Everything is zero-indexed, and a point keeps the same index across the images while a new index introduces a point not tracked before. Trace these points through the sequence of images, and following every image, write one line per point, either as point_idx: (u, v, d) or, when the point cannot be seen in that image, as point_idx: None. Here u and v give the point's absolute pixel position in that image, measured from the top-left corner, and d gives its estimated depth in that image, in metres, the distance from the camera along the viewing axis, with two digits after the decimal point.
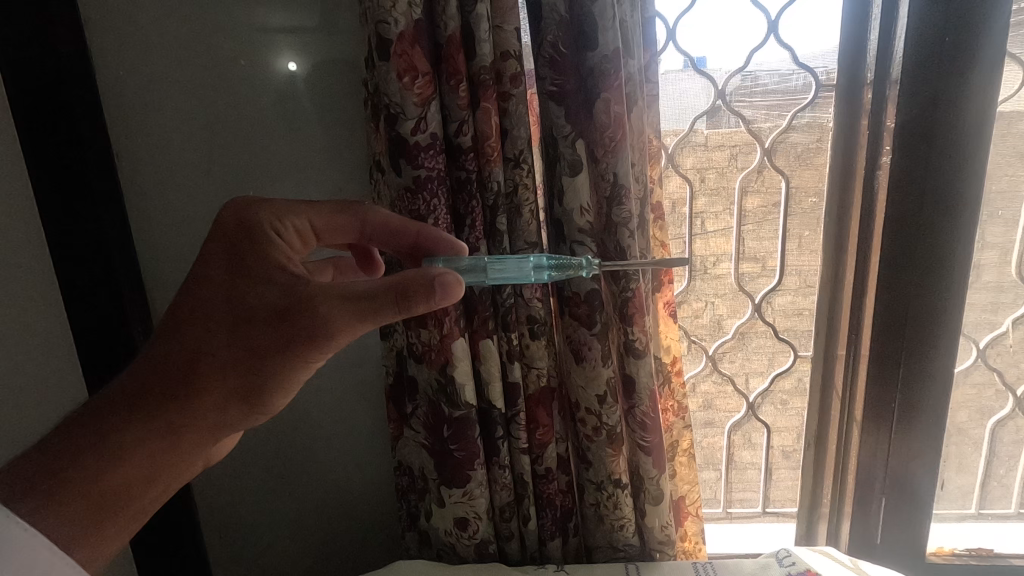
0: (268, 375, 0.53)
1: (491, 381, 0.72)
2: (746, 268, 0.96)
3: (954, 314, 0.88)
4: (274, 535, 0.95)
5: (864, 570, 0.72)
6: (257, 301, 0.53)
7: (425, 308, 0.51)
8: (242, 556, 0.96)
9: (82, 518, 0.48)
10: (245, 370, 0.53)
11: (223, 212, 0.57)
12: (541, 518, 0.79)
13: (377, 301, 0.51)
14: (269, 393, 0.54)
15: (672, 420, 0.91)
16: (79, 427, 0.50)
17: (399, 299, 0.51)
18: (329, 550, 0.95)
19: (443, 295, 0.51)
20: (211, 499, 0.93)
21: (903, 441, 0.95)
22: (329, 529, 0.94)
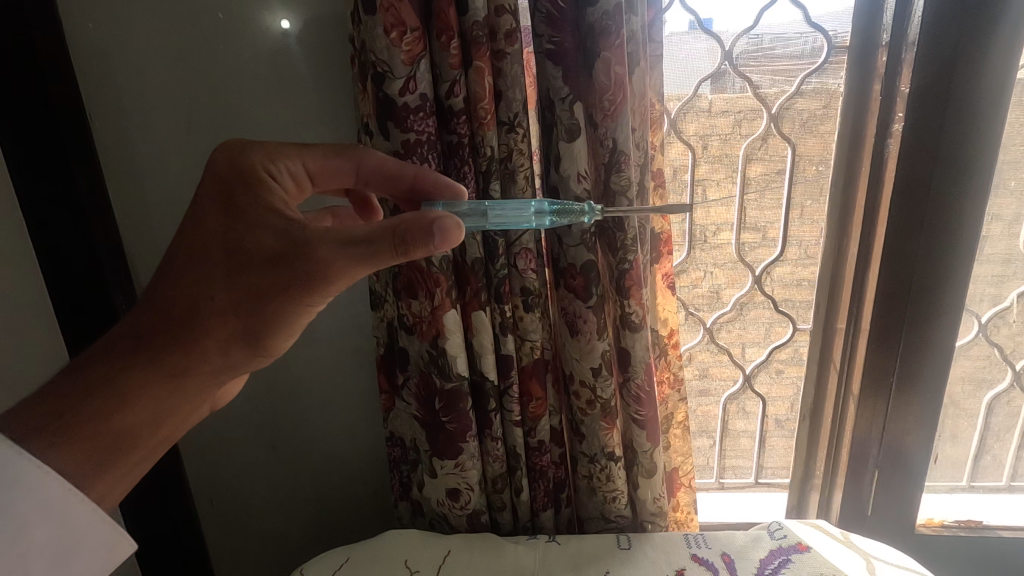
0: (271, 317, 0.49)
1: (484, 353, 0.70)
2: (747, 238, 0.93)
3: (960, 289, 0.86)
4: (267, 502, 0.95)
5: (854, 543, 0.72)
6: (253, 244, 0.49)
7: (424, 253, 0.48)
8: (236, 523, 0.96)
9: (89, 462, 0.45)
10: (246, 312, 0.49)
11: (213, 155, 0.52)
12: (534, 490, 0.79)
13: (376, 243, 0.47)
14: (273, 335, 0.51)
15: (667, 392, 0.90)
16: (79, 372, 0.47)
17: (399, 242, 0.47)
18: (323, 516, 0.96)
19: (447, 236, 0.48)
20: (204, 467, 0.93)
21: (900, 416, 0.94)
22: (322, 497, 0.94)
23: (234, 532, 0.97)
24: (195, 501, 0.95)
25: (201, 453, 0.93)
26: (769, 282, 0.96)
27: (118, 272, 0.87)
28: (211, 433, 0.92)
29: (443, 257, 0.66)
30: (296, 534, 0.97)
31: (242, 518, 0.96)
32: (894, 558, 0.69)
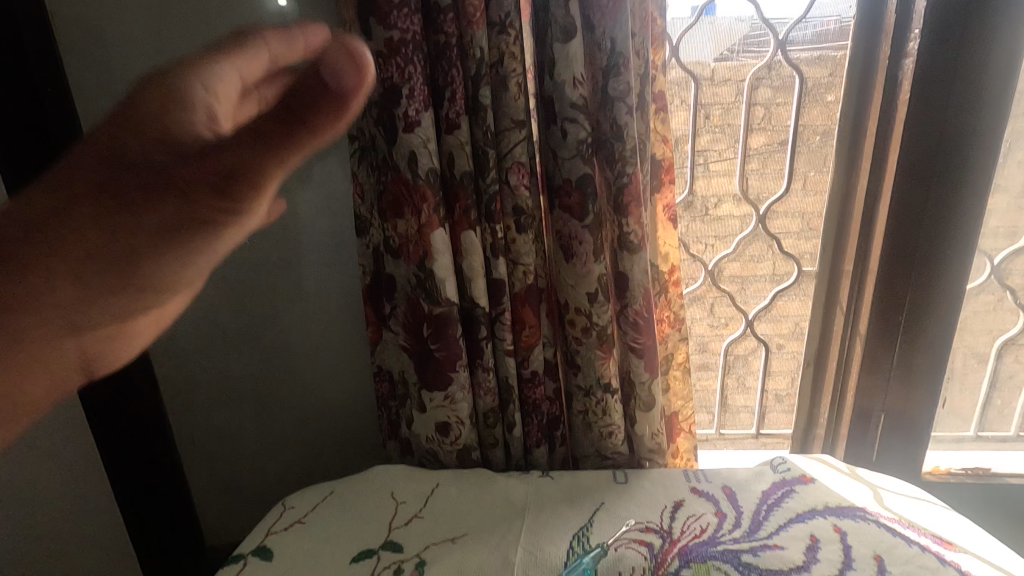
0: (151, 262, 0.27)
1: (474, 277, 0.67)
2: (751, 175, 0.90)
3: (975, 221, 0.80)
4: (249, 444, 0.93)
5: (861, 476, 0.69)
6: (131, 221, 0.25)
7: (332, 110, 0.23)
8: (221, 464, 0.94)
9: None
10: (121, 277, 0.27)
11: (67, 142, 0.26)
12: (527, 425, 0.76)
13: (272, 129, 0.23)
14: (163, 283, 0.28)
15: (667, 331, 0.86)
16: None
17: (298, 113, 0.23)
18: (311, 460, 0.93)
19: (342, 94, 0.22)
20: (185, 406, 0.90)
21: (912, 361, 0.87)
22: (307, 438, 0.92)
23: (220, 478, 0.95)
24: (179, 445, 0.93)
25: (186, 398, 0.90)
26: (773, 224, 0.92)
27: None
28: (192, 371, 0.88)
29: (429, 169, 0.62)
30: (285, 482, 0.94)
31: (230, 464, 0.94)
32: (903, 489, 0.66)
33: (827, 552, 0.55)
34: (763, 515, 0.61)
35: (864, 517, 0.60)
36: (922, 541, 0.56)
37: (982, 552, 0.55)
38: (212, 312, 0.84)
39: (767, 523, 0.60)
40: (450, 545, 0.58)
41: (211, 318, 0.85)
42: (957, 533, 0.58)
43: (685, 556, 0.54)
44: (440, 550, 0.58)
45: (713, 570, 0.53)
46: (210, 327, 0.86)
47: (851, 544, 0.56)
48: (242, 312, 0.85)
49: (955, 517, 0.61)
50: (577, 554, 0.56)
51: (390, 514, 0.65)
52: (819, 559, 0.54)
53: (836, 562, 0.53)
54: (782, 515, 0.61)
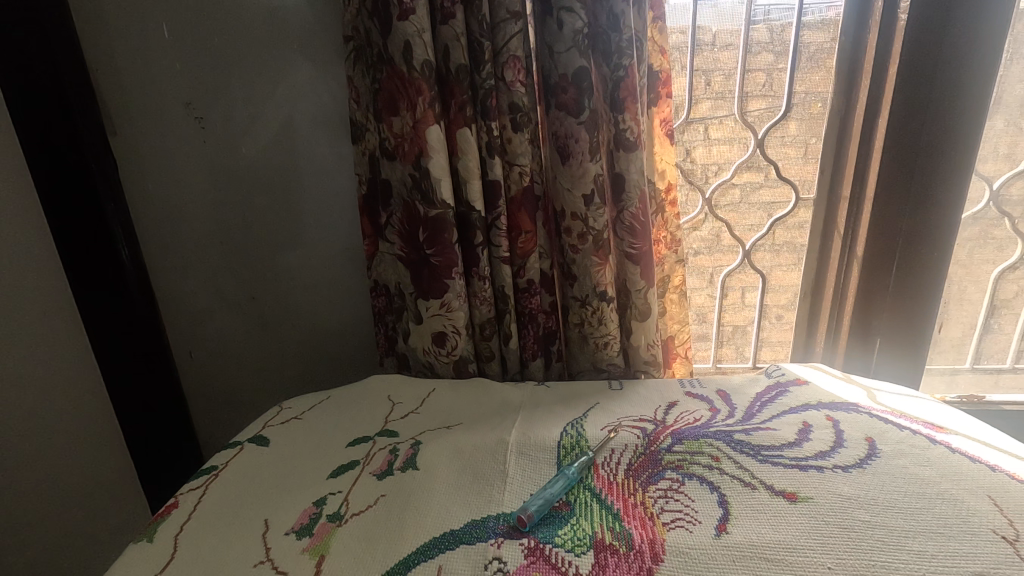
0: None
1: (470, 178, 0.66)
2: (750, 99, 0.89)
3: (976, 129, 0.76)
4: (256, 353, 0.98)
5: (855, 380, 0.69)
6: None
7: None
8: (228, 375, 0.99)
9: None
10: None
11: None
12: (523, 337, 0.76)
13: None
14: None
15: (664, 253, 0.79)
16: None
17: None
18: (317, 370, 0.98)
19: None
20: (192, 317, 0.95)
21: (909, 277, 0.84)
22: (312, 348, 0.97)
23: (218, 392, 1.00)
24: (176, 354, 0.97)
25: (183, 309, 0.95)
26: (772, 150, 0.91)
27: (80, 89, 0.80)
28: (190, 281, 0.93)
29: (424, 61, 0.62)
30: (280, 390, 1.00)
31: (225, 375, 0.99)
32: (897, 390, 0.66)
33: (818, 433, 0.55)
34: (756, 408, 0.61)
35: (857, 410, 0.60)
36: (915, 426, 0.56)
37: (975, 433, 0.55)
38: (209, 222, 0.90)
39: (760, 413, 0.60)
40: (445, 431, 0.60)
41: (209, 227, 0.90)
42: (950, 420, 0.58)
43: (677, 436, 0.56)
44: (435, 435, 0.59)
45: (705, 446, 0.54)
46: (210, 242, 0.91)
47: (844, 428, 0.56)
48: (241, 225, 0.90)
49: (946, 409, 0.61)
50: (570, 436, 0.57)
51: (386, 410, 0.66)
52: (810, 437, 0.55)
53: (827, 440, 0.54)
54: (775, 407, 0.61)
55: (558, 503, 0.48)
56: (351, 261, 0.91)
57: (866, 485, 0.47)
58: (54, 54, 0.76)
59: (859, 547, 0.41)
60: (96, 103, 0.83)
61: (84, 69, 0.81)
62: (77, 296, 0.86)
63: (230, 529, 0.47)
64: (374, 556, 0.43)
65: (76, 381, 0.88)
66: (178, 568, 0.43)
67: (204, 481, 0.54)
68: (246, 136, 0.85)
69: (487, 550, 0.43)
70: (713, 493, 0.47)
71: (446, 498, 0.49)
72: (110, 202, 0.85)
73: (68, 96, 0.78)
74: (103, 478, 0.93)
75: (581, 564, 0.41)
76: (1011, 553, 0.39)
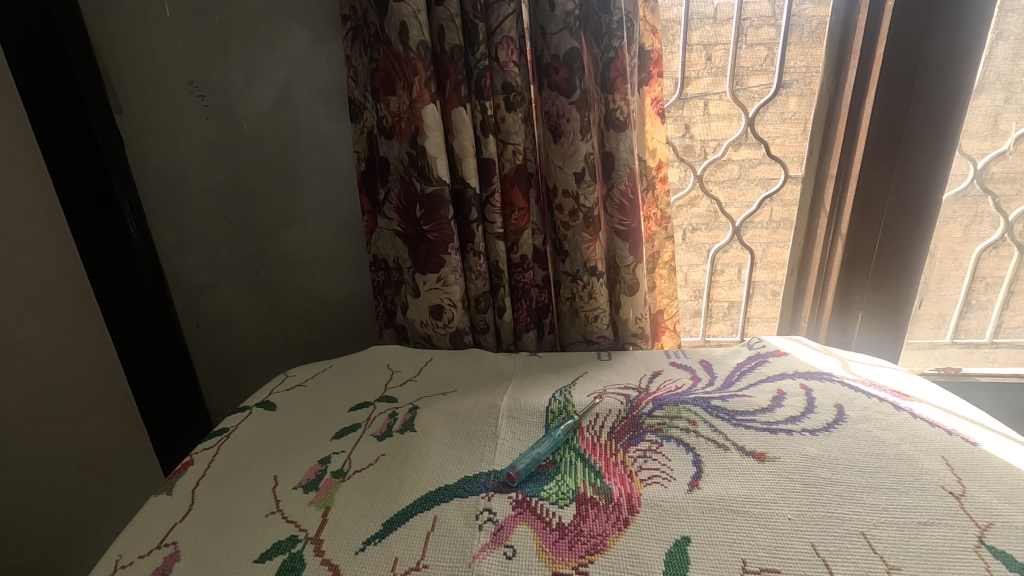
0: None
1: (465, 156, 0.69)
2: (742, 79, 0.91)
3: (958, 110, 0.78)
4: (261, 324, 1.01)
5: (832, 352, 0.72)
6: None
7: None
8: (234, 346, 1.03)
9: None
10: None
11: None
12: (517, 310, 0.79)
13: None
14: None
15: (654, 230, 0.81)
16: None
17: None
18: (320, 341, 1.02)
19: None
20: (198, 290, 0.98)
21: (890, 255, 0.87)
22: (314, 321, 1.00)
23: (224, 362, 1.04)
24: (183, 326, 1.01)
25: (190, 283, 0.98)
26: (763, 128, 0.94)
27: (86, 68, 0.82)
28: (194, 256, 0.96)
29: (420, 42, 0.64)
30: (285, 360, 1.04)
31: (231, 346, 1.03)
32: (870, 360, 0.70)
33: (791, 400, 0.59)
34: (736, 377, 0.65)
35: (831, 380, 0.63)
36: (883, 394, 0.60)
37: (937, 401, 0.59)
38: (213, 198, 0.92)
39: (738, 382, 0.64)
40: (441, 397, 0.64)
41: (213, 203, 0.92)
42: (916, 389, 0.62)
43: (657, 402, 0.59)
44: (431, 400, 0.63)
45: (684, 411, 0.58)
46: (214, 216, 0.93)
47: (816, 396, 0.59)
48: (243, 201, 0.92)
49: (914, 378, 0.65)
50: (558, 402, 0.61)
51: (385, 378, 0.70)
52: (783, 403, 0.58)
53: (799, 406, 0.58)
54: (753, 376, 0.64)
55: (545, 461, 0.52)
56: (351, 236, 0.94)
57: (830, 446, 0.51)
58: (59, 33, 0.78)
59: (818, 500, 0.45)
60: (101, 81, 0.84)
61: (89, 47, 0.82)
62: (89, 271, 0.89)
63: (242, 483, 0.51)
64: (375, 507, 0.47)
65: (89, 351, 0.91)
66: (196, 518, 0.47)
67: (216, 441, 0.58)
68: (248, 112, 0.86)
69: (478, 502, 0.47)
70: (689, 454, 0.51)
71: (441, 457, 0.53)
72: (118, 179, 0.87)
73: (75, 75, 0.80)
74: (117, 443, 0.97)
75: (564, 514, 0.45)
76: (955, 506, 0.43)
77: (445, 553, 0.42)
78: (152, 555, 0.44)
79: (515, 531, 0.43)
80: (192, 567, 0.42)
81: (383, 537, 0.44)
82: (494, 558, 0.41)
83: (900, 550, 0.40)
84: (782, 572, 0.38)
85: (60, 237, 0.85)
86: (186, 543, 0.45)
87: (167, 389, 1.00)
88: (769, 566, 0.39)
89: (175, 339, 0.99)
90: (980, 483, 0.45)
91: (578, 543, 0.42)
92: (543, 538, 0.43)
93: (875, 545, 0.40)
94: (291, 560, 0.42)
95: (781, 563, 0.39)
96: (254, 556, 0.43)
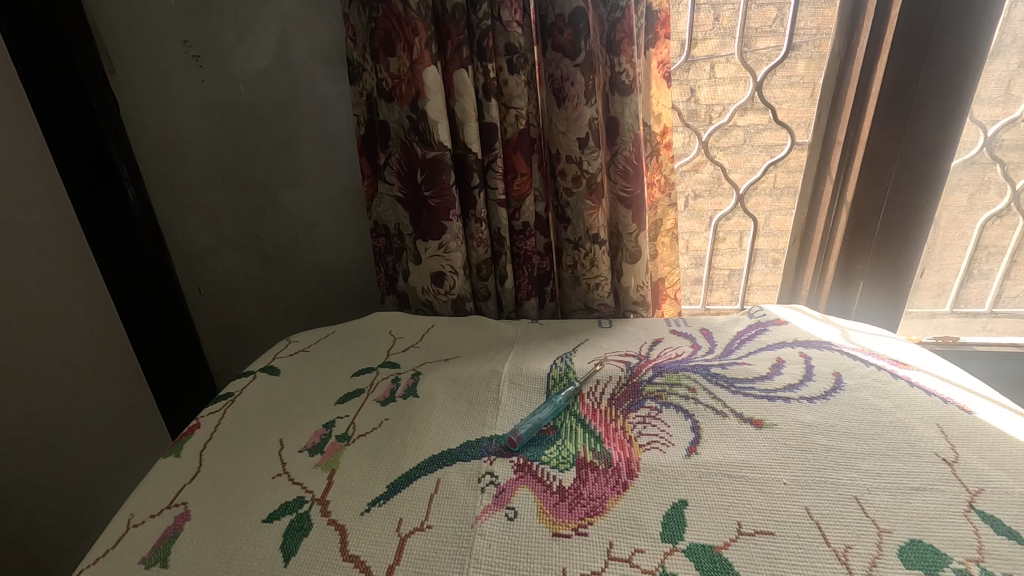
0: None
1: (466, 120, 0.68)
2: (750, 41, 0.88)
3: (972, 75, 0.76)
4: (262, 290, 1.01)
5: (831, 320, 0.72)
6: None
7: None
8: (235, 311, 1.03)
9: None
10: None
11: None
12: (518, 278, 0.78)
13: None
14: None
15: (657, 197, 0.79)
16: None
17: None
18: (321, 306, 1.03)
19: None
20: (198, 257, 0.98)
21: (894, 224, 0.87)
22: (315, 287, 1.01)
23: (227, 326, 1.05)
24: (185, 291, 1.01)
25: (190, 248, 0.97)
26: (770, 94, 0.92)
27: (76, 26, 0.79)
28: (194, 221, 0.95)
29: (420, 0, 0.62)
30: (287, 325, 1.05)
31: (234, 311, 1.03)
32: (871, 330, 0.70)
33: (790, 368, 0.60)
34: (735, 345, 0.65)
35: (830, 349, 0.63)
36: (881, 363, 0.60)
37: (935, 370, 0.59)
38: (211, 162, 0.91)
39: (738, 349, 0.64)
40: (443, 363, 0.64)
41: (211, 167, 0.91)
42: (915, 358, 0.62)
43: (657, 369, 0.60)
44: (434, 366, 0.64)
45: (683, 378, 0.58)
46: (213, 180, 0.92)
47: (814, 364, 0.60)
48: (241, 165, 0.91)
49: (914, 348, 0.65)
50: (559, 369, 0.61)
51: (387, 344, 0.70)
52: (781, 371, 0.59)
53: (797, 373, 0.58)
54: (752, 345, 0.65)
55: (546, 427, 0.53)
56: (352, 201, 0.93)
57: (827, 413, 0.52)
58: None
59: (813, 465, 0.46)
60: (92, 39, 0.82)
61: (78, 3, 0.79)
62: (89, 236, 0.89)
63: (247, 445, 0.52)
64: (380, 469, 0.48)
65: (93, 318, 0.92)
66: (205, 478, 0.49)
67: (222, 405, 0.59)
68: (244, 73, 0.84)
69: (480, 466, 0.48)
70: (688, 420, 0.52)
71: (444, 421, 0.53)
72: (115, 143, 0.86)
73: (65, 34, 0.78)
74: (124, 406, 0.98)
75: (564, 478, 0.46)
76: (948, 472, 0.44)
77: (447, 515, 0.43)
78: (163, 514, 0.45)
79: (515, 494, 0.44)
80: (202, 526, 0.44)
81: (387, 499, 0.45)
82: (496, 519, 0.42)
83: (891, 514, 0.41)
84: (776, 534, 0.39)
85: (57, 200, 0.84)
86: (195, 503, 0.46)
87: (171, 353, 1.01)
88: (763, 528, 0.40)
89: (178, 303, 0.99)
90: (973, 449, 0.46)
91: (577, 505, 0.43)
92: (544, 501, 0.44)
93: (868, 509, 0.41)
94: (298, 520, 0.43)
95: (774, 525, 0.40)
96: (262, 516, 0.44)
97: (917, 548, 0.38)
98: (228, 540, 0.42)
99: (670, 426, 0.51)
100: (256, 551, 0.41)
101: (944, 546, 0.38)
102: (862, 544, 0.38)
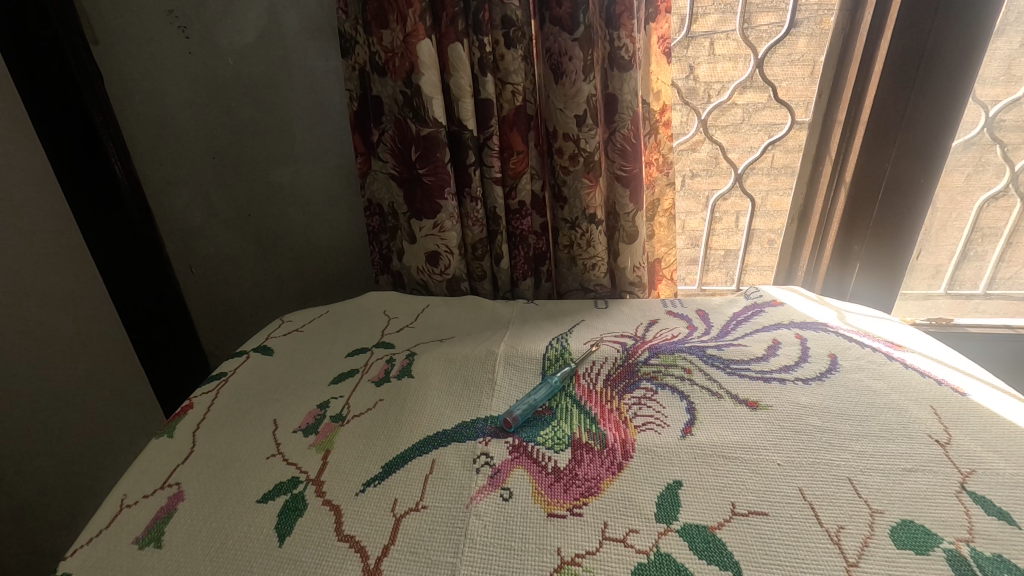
0: None
1: (462, 96, 0.66)
2: (751, 18, 0.86)
3: (976, 53, 0.75)
4: (254, 268, 1.00)
5: (828, 302, 0.72)
6: None
7: None
8: (227, 289, 1.02)
9: None
10: None
11: None
12: (514, 258, 0.78)
13: None
14: None
15: (655, 175, 0.77)
16: None
17: None
18: (314, 285, 1.02)
19: None
20: (188, 235, 0.97)
21: (893, 206, 0.86)
22: (309, 265, 1.00)
23: (219, 305, 1.04)
24: (177, 270, 1.00)
25: (180, 226, 0.96)
26: (771, 72, 0.90)
27: None
28: (184, 198, 0.94)
29: None
30: (279, 303, 1.04)
31: (226, 290, 1.02)
32: (867, 312, 0.70)
33: (786, 349, 0.59)
34: (731, 327, 0.65)
35: (825, 331, 0.63)
36: (876, 345, 0.60)
37: (930, 352, 0.59)
38: (200, 138, 0.89)
39: (734, 331, 0.64)
40: (438, 343, 0.64)
41: (200, 143, 0.89)
42: (911, 341, 0.62)
43: (653, 350, 0.60)
44: (428, 347, 0.63)
45: (679, 359, 0.58)
46: (203, 156, 0.90)
47: (810, 346, 0.60)
48: (231, 141, 0.89)
49: (910, 330, 0.65)
50: (555, 350, 0.61)
51: (381, 324, 0.70)
52: (777, 353, 0.59)
53: (793, 355, 0.58)
54: (749, 326, 0.65)
55: (542, 408, 0.52)
56: (345, 178, 0.91)
57: (822, 395, 0.52)
58: None
59: (808, 447, 0.46)
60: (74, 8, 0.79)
61: None
62: (76, 214, 0.87)
63: (241, 426, 0.52)
64: (375, 450, 0.48)
65: (82, 297, 0.91)
66: (198, 458, 0.48)
67: (215, 385, 0.59)
68: (233, 46, 0.82)
69: (475, 447, 0.47)
70: (683, 402, 0.52)
71: (439, 402, 0.53)
72: (100, 116, 0.84)
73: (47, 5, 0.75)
74: (115, 384, 0.98)
75: (560, 459, 0.46)
76: (940, 453, 0.44)
77: (441, 497, 0.43)
78: (157, 494, 0.45)
79: (511, 475, 0.44)
80: (196, 507, 0.43)
81: (381, 479, 0.45)
82: (491, 500, 0.42)
83: (884, 495, 0.41)
84: (769, 515, 0.40)
85: (43, 176, 0.83)
86: (189, 484, 0.46)
87: (162, 331, 1.00)
88: (757, 509, 0.40)
89: (167, 282, 0.97)
90: (967, 431, 0.46)
91: (573, 486, 0.43)
92: (538, 481, 0.44)
93: (860, 489, 0.42)
94: (293, 500, 0.43)
95: (769, 506, 0.40)
96: (256, 496, 0.44)
97: (908, 529, 0.38)
98: (222, 520, 0.42)
99: (664, 408, 0.51)
100: (250, 532, 0.41)
101: (934, 526, 0.38)
102: (854, 524, 0.39)
